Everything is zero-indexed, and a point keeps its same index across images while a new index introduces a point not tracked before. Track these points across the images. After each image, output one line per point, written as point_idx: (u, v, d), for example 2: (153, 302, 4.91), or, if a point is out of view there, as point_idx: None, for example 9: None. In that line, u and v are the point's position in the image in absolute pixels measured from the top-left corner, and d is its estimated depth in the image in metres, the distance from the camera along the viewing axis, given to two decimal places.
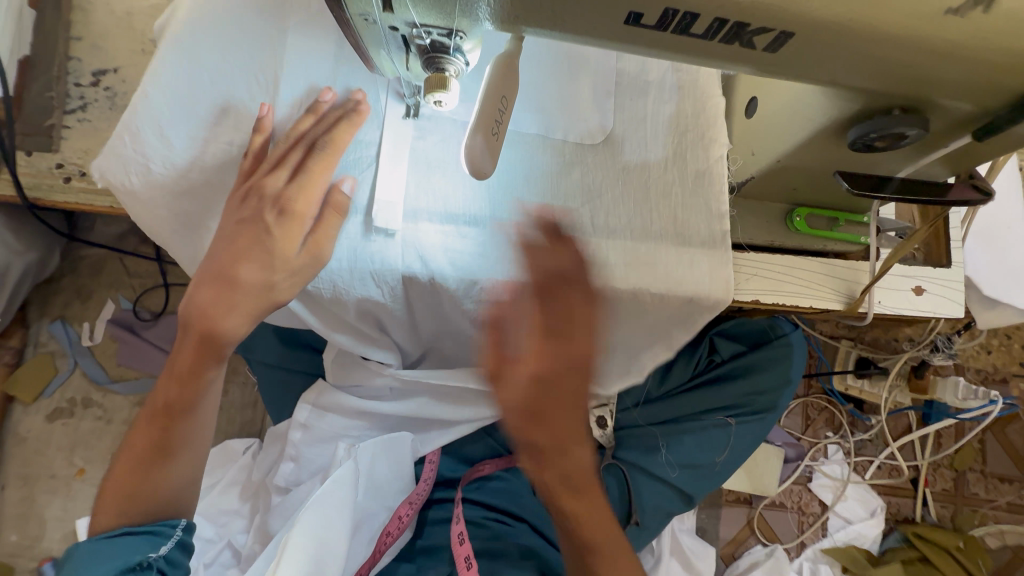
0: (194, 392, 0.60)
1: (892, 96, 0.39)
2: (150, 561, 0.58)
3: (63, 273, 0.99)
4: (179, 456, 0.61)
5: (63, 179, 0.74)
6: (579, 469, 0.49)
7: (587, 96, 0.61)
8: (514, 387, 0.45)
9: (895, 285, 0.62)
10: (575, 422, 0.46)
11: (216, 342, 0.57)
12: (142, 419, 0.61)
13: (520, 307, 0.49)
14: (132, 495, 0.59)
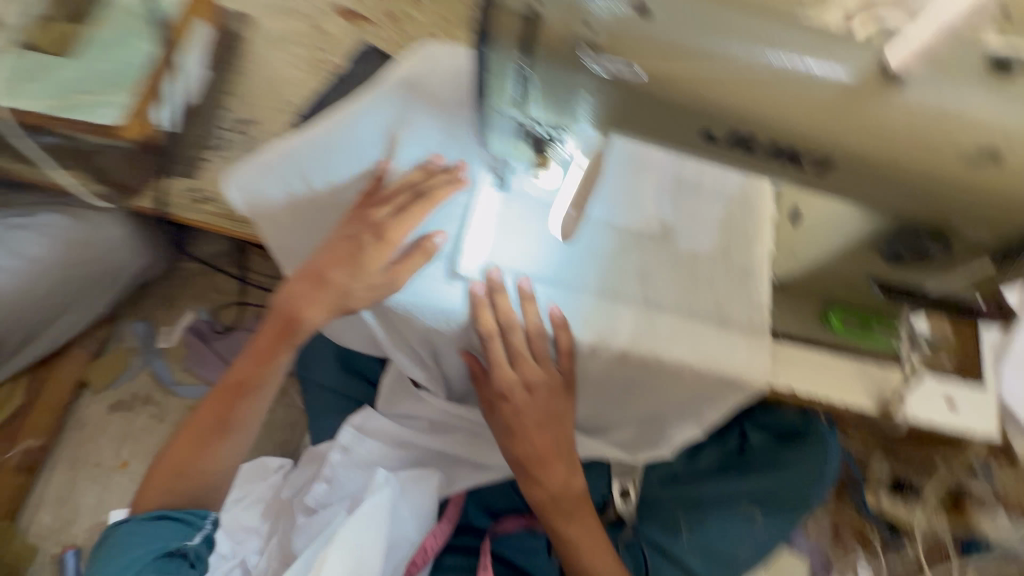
0: (263, 371, 0.68)
1: (920, 220, 0.47)
2: (184, 548, 0.63)
3: (157, 280, 1.12)
4: (237, 432, 0.68)
5: (191, 199, 0.88)
6: (570, 486, 0.70)
7: (648, 189, 0.69)
8: (522, 423, 0.69)
9: (927, 394, 0.65)
10: (562, 447, 0.70)
11: (296, 327, 0.66)
12: (215, 394, 0.69)
13: (525, 369, 0.67)
14: (192, 464, 0.66)
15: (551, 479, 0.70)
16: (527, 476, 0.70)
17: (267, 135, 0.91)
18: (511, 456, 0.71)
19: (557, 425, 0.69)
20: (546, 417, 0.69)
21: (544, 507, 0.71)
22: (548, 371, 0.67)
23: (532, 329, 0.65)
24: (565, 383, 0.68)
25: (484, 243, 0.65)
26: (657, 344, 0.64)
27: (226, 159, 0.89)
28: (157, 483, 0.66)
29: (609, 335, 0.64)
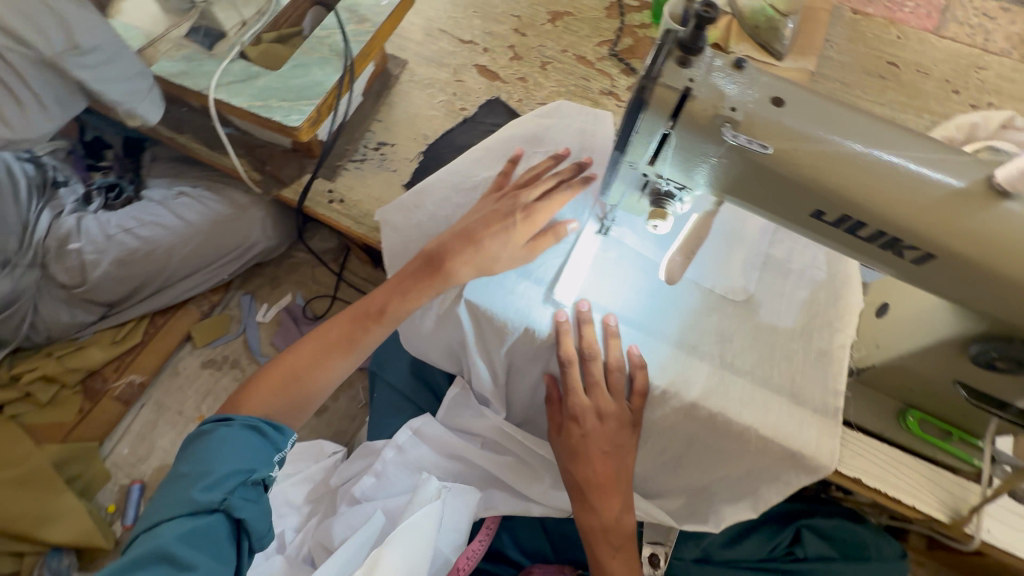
0: (398, 305, 0.71)
1: (1013, 328, 0.49)
2: (267, 478, 0.62)
3: (269, 262, 1.26)
4: (355, 353, 0.73)
5: (330, 201, 1.02)
6: (620, 522, 0.72)
7: (739, 262, 0.74)
8: (588, 447, 0.71)
9: (1001, 516, 0.64)
10: (621, 480, 0.72)
11: (444, 275, 0.69)
12: (345, 314, 0.74)
13: (601, 395, 0.71)
14: (307, 371, 0.71)
15: (606, 508, 0.71)
16: (583, 501, 0.72)
17: (400, 158, 1.06)
18: (571, 478, 0.73)
19: (621, 457, 0.72)
20: (613, 447, 0.72)
21: (593, 537, 0.72)
22: (620, 406, 0.71)
23: (612, 363, 0.70)
24: (633, 419, 0.72)
25: (582, 279, 0.73)
26: (728, 405, 0.66)
27: (363, 171, 1.05)
28: (271, 380, 0.70)
29: (682, 386, 0.68)
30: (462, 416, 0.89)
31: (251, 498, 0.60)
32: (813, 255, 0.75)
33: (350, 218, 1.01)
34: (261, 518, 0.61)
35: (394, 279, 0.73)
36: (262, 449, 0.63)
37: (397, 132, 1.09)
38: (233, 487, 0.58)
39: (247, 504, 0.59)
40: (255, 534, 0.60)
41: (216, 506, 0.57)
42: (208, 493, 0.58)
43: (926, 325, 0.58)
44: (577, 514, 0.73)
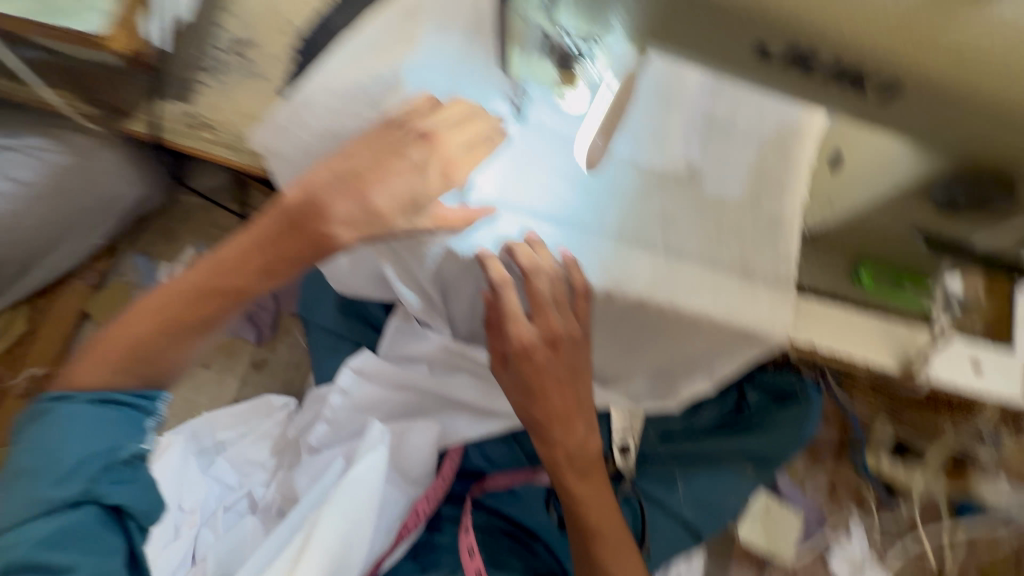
0: (268, 282, 0.59)
1: (983, 159, 0.42)
2: (139, 453, 0.56)
3: (156, 214, 1.07)
4: (215, 331, 0.61)
5: (192, 125, 0.83)
6: (582, 445, 0.71)
7: (677, 129, 0.64)
8: (538, 376, 0.66)
9: (953, 359, 0.62)
10: (576, 405, 0.69)
11: (324, 248, 0.57)
12: (190, 286, 0.58)
13: (544, 320, 0.63)
14: (158, 357, 0.58)
15: (568, 438, 0.70)
16: (544, 433, 0.70)
17: (267, 59, 0.85)
18: (528, 416, 0.70)
19: (576, 383, 0.68)
20: (568, 373, 0.67)
21: (558, 465, 0.72)
22: (568, 324, 0.64)
23: (554, 285, 0.61)
24: (582, 335, 0.65)
25: (502, 176, 0.62)
26: (676, 293, 0.61)
27: (224, 83, 0.84)
28: (108, 367, 0.56)
29: (626, 281, 0.61)
30: (406, 344, 0.81)
31: (124, 479, 0.55)
32: (762, 107, 0.65)
33: (221, 143, 0.83)
34: (143, 496, 0.56)
35: (256, 245, 0.58)
36: (125, 422, 0.56)
37: (254, 23, 0.85)
38: (95, 476, 0.53)
39: (120, 488, 0.54)
40: (140, 513, 0.56)
41: (79, 499, 0.52)
42: (65, 486, 0.52)
43: (886, 170, 0.52)
44: (540, 448, 0.72)
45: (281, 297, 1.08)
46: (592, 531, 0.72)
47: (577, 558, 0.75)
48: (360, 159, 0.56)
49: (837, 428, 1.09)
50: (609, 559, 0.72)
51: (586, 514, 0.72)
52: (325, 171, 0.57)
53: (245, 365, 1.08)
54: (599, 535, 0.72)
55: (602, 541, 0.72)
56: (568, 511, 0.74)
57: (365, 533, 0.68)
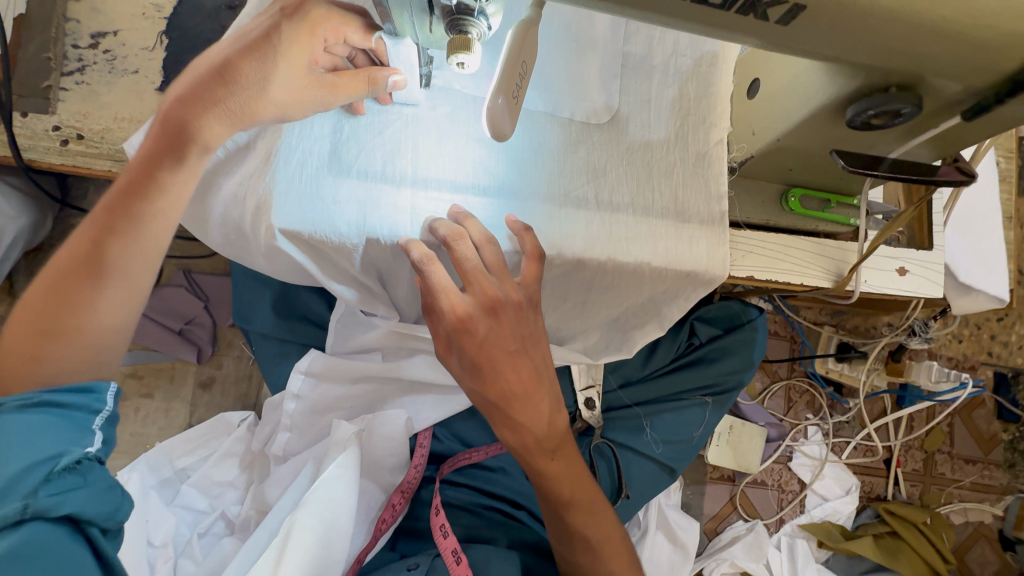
0: (143, 205, 0.51)
1: (890, 74, 0.42)
2: (89, 454, 0.47)
3: (52, 242, 0.96)
4: (115, 280, 0.53)
5: (60, 141, 0.72)
6: (548, 424, 0.61)
7: (594, 75, 0.61)
8: (489, 353, 0.56)
9: (881, 266, 0.65)
10: (538, 379, 0.60)
11: (180, 133, 0.49)
12: (81, 225, 0.53)
13: (479, 289, 0.56)
14: (55, 317, 0.51)
15: (532, 420, 0.60)
16: (505, 416, 0.59)
17: (135, 52, 0.75)
18: (482, 399, 0.59)
19: (531, 352, 0.59)
20: (519, 343, 0.58)
21: (526, 450, 0.62)
22: (508, 287, 0.57)
23: (489, 258, 0.57)
24: (528, 297, 0.58)
25: (417, 149, 0.57)
26: (615, 247, 0.60)
27: (90, 85, 0.74)
28: (15, 336, 0.51)
29: (563, 244, 0.60)
30: (354, 336, 0.79)
31: (75, 485, 0.45)
32: (675, 40, 0.62)
33: (99, 156, 0.72)
34: (102, 500, 0.47)
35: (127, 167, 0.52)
36: (67, 424, 0.49)
37: (114, 14, 0.76)
38: (33, 487, 0.43)
39: (68, 495, 0.45)
40: (103, 518, 0.47)
41: (19, 517, 0.42)
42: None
43: (802, 92, 0.49)
44: (504, 436, 0.62)
45: (215, 310, 1.01)
46: (572, 508, 0.66)
47: (553, 533, 0.70)
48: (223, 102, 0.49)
49: (787, 341, 1.15)
50: (586, 529, 0.67)
51: (560, 494, 0.65)
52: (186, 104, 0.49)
53: (192, 386, 1.02)
54: (575, 512, 0.66)
55: (579, 513, 0.67)
56: (540, 491, 0.66)
57: (344, 528, 0.66)
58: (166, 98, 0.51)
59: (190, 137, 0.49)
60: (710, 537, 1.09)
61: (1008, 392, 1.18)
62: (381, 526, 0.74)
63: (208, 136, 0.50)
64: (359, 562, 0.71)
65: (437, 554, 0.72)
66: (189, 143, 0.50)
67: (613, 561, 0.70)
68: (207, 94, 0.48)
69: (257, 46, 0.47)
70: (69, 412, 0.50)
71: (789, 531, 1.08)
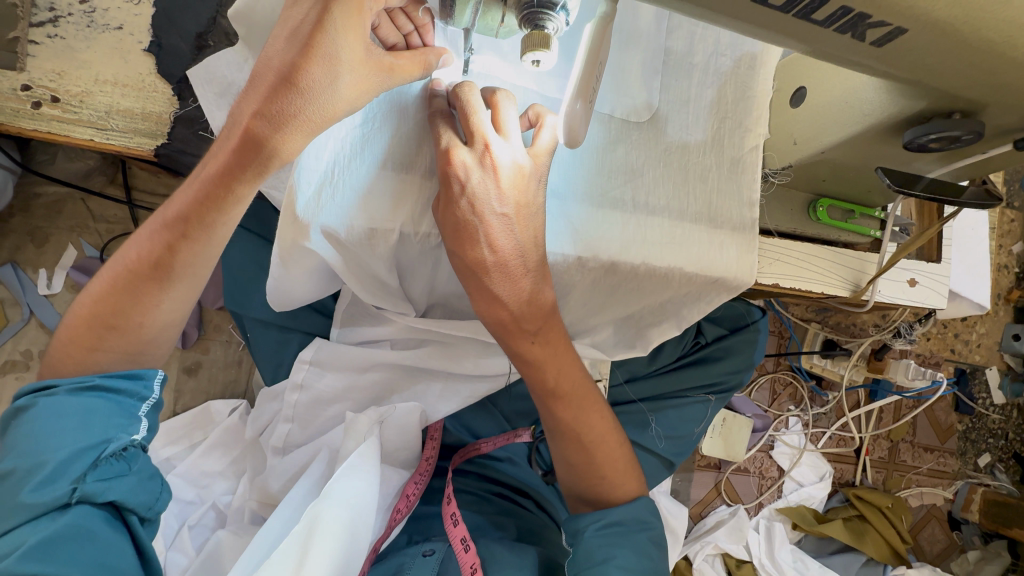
0: (217, 217, 0.49)
1: (958, 98, 0.42)
2: (134, 442, 0.51)
3: (12, 212, 0.86)
4: (179, 281, 0.52)
5: (31, 104, 0.64)
6: (530, 302, 0.57)
7: (635, 72, 0.59)
8: (480, 204, 0.52)
9: (895, 277, 0.67)
10: (526, 247, 0.54)
11: (260, 149, 0.46)
12: (149, 225, 0.51)
13: (480, 141, 0.51)
14: (122, 313, 0.51)
15: (511, 290, 0.56)
16: (482, 285, 0.55)
17: (116, 4, 0.67)
18: (462, 263, 0.54)
19: (526, 220, 0.54)
20: (511, 206, 0.52)
21: (505, 328, 0.59)
22: (514, 151, 0.52)
23: (499, 123, 0.52)
24: (533, 163, 0.53)
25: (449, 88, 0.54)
26: (649, 251, 0.59)
27: (65, 40, 0.65)
28: (77, 327, 0.52)
29: (598, 246, 0.58)
30: (363, 326, 0.76)
31: (116, 474, 0.49)
32: (716, 39, 0.60)
33: (78, 122, 0.64)
34: (142, 489, 0.51)
35: (197, 175, 0.49)
36: (116, 411, 0.51)
37: None
38: (82, 472, 0.47)
39: (110, 484, 0.48)
40: (143, 506, 0.50)
41: (68, 500, 0.46)
42: (45, 490, 0.46)
43: (857, 109, 0.49)
44: (479, 309, 0.58)
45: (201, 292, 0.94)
46: (555, 398, 0.66)
47: (547, 430, 0.71)
48: (266, 87, 0.44)
49: (776, 336, 1.18)
50: (575, 422, 0.68)
51: (545, 381, 0.64)
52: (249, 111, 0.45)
53: (176, 372, 0.96)
54: (563, 401, 0.66)
55: (565, 405, 0.67)
56: (526, 379, 0.66)
57: (366, 519, 0.65)
58: (238, 109, 0.47)
59: (270, 152, 0.46)
60: (695, 521, 1.15)
61: (967, 386, 1.27)
62: (397, 515, 0.72)
63: (287, 150, 0.46)
64: (374, 551, 0.69)
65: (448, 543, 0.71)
66: (269, 160, 0.46)
67: (609, 466, 0.70)
68: (281, 108, 0.44)
69: (313, 42, 0.43)
70: (117, 398, 0.52)
71: (767, 514, 1.15)
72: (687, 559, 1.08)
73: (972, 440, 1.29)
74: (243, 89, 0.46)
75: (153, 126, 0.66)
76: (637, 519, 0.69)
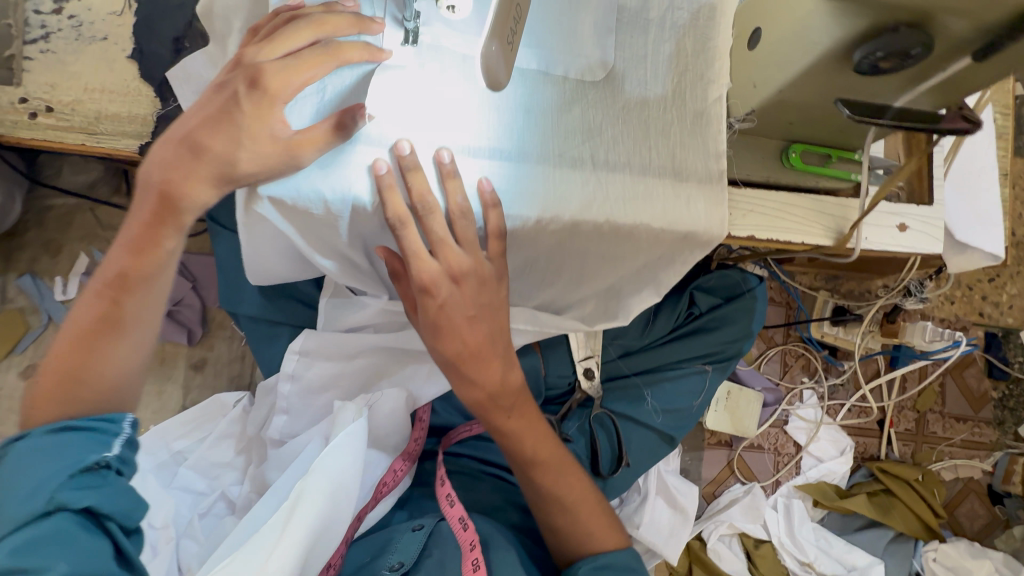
0: (151, 265, 0.58)
1: (897, 12, 0.40)
2: (107, 460, 0.52)
3: (29, 224, 0.93)
4: (131, 330, 0.59)
5: (28, 115, 0.69)
6: (498, 386, 0.65)
7: (588, 31, 0.58)
8: (451, 312, 0.60)
9: (882, 222, 0.64)
10: (488, 339, 0.63)
11: (174, 207, 0.56)
12: (91, 290, 0.58)
13: (456, 258, 0.58)
14: (80, 367, 0.56)
15: (486, 377, 0.64)
16: (461, 375, 0.64)
17: (101, 17, 0.71)
18: (441, 357, 0.63)
19: (490, 316, 0.62)
20: (477, 309, 0.61)
21: (483, 406, 0.66)
22: (475, 258, 0.59)
23: (455, 211, 0.56)
24: (495, 271, 0.60)
25: (395, 114, 0.54)
26: (611, 209, 0.58)
27: (56, 54, 0.70)
28: (47, 389, 0.55)
29: (558, 207, 0.57)
30: (346, 315, 0.77)
31: (92, 484, 0.49)
32: None
33: (70, 129, 0.69)
34: (121, 497, 0.51)
35: (125, 237, 0.58)
36: (90, 440, 0.52)
37: None
38: (58, 483, 0.48)
39: (85, 491, 0.49)
40: (120, 513, 0.50)
41: (47, 509, 0.47)
42: (27, 503, 0.47)
43: (804, 39, 0.47)
44: (458, 390, 0.66)
45: (203, 290, 0.98)
46: (535, 467, 0.69)
47: (528, 496, 0.71)
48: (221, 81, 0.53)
49: (784, 307, 1.15)
50: (554, 487, 0.69)
51: (522, 450, 0.68)
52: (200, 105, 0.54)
53: (183, 370, 1.00)
54: (541, 470, 0.69)
55: (544, 472, 0.69)
56: (503, 448, 0.70)
57: (349, 486, 0.67)
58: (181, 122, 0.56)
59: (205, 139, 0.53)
60: (708, 500, 1.11)
61: (998, 350, 1.19)
62: (383, 488, 0.76)
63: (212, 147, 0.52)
64: (359, 519, 0.73)
65: (441, 517, 0.72)
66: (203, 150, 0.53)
67: (594, 522, 0.70)
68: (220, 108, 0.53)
69: (221, 123, 0.52)
70: (92, 433, 0.53)
71: (785, 492, 1.10)
72: (701, 538, 1.06)
73: (1011, 408, 1.20)
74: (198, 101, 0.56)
75: (138, 127, 0.70)
76: (623, 565, 0.68)
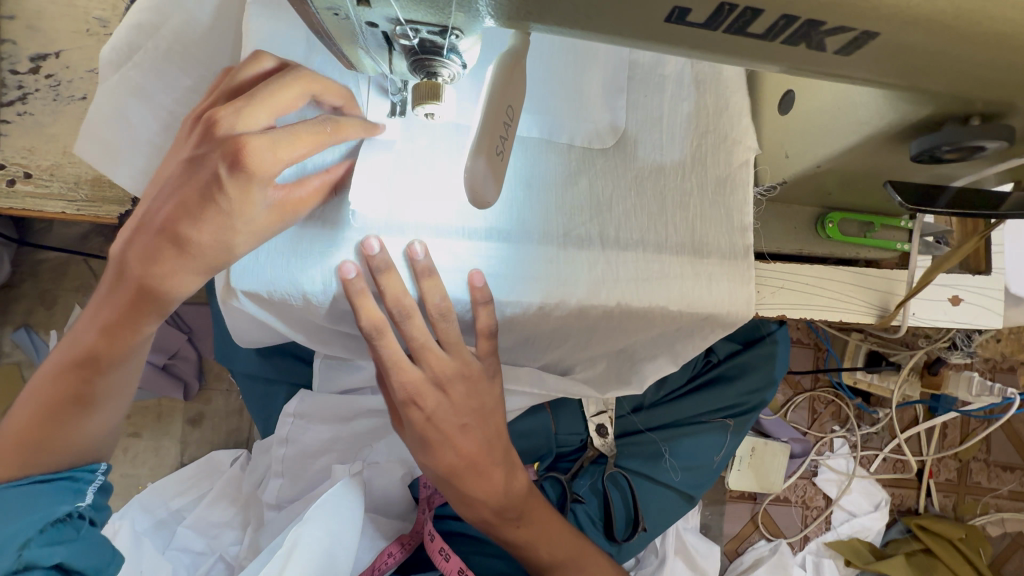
0: (124, 345, 0.51)
1: (972, 101, 0.34)
2: (80, 511, 0.51)
3: (23, 277, 0.90)
4: (103, 404, 0.53)
5: (5, 182, 0.65)
6: (501, 496, 0.61)
7: (596, 92, 0.52)
8: (448, 425, 0.58)
9: (931, 296, 0.57)
10: (486, 449, 0.60)
11: (155, 296, 0.48)
12: (57, 362, 0.52)
13: (448, 367, 0.55)
14: (49, 438, 0.51)
15: (485, 491, 0.61)
16: (458, 490, 0.61)
17: (80, 75, 0.68)
18: (433, 471, 0.61)
19: (484, 423, 0.60)
20: (469, 416, 0.59)
21: (488, 521, 0.64)
22: (461, 364, 0.56)
23: (439, 317, 0.52)
24: (486, 373, 0.57)
25: (383, 194, 0.49)
26: (624, 291, 0.52)
27: (34, 116, 0.66)
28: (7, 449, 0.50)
29: (564, 292, 0.51)
30: (342, 377, 0.73)
31: (66, 539, 0.49)
32: None
33: (50, 196, 0.65)
34: (92, 552, 0.51)
35: (93, 312, 0.51)
36: (56, 486, 0.51)
37: (53, 31, 0.68)
38: (26, 539, 0.47)
39: (58, 548, 0.48)
40: (93, 568, 0.51)
41: (17, 567, 0.46)
42: None
43: (851, 114, 0.42)
44: (459, 507, 0.64)
45: (198, 340, 0.95)
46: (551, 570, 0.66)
47: None
48: (195, 172, 0.44)
49: (812, 349, 1.08)
50: None
51: (537, 556, 0.65)
52: (178, 180, 0.45)
53: (181, 424, 0.97)
54: (561, 572, 0.65)
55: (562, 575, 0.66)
56: (518, 557, 0.67)
57: (349, 547, 0.62)
58: (147, 211, 0.47)
59: (184, 242, 0.44)
60: (731, 558, 1.04)
61: None
62: (386, 560, 0.68)
63: (194, 240, 0.44)
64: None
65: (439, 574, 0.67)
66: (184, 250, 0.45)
67: None
68: (199, 198, 0.43)
69: (204, 210, 0.43)
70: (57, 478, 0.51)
71: (814, 549, 1.04)
72: None
73: None
74: (159, 188, 0.47)
75: (119, 192, 0.66)
76: None
